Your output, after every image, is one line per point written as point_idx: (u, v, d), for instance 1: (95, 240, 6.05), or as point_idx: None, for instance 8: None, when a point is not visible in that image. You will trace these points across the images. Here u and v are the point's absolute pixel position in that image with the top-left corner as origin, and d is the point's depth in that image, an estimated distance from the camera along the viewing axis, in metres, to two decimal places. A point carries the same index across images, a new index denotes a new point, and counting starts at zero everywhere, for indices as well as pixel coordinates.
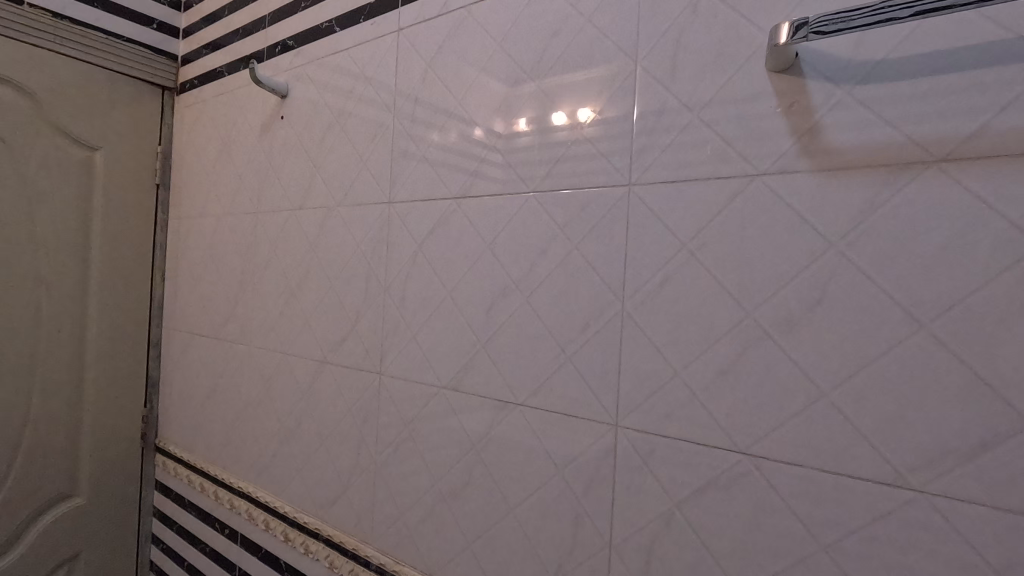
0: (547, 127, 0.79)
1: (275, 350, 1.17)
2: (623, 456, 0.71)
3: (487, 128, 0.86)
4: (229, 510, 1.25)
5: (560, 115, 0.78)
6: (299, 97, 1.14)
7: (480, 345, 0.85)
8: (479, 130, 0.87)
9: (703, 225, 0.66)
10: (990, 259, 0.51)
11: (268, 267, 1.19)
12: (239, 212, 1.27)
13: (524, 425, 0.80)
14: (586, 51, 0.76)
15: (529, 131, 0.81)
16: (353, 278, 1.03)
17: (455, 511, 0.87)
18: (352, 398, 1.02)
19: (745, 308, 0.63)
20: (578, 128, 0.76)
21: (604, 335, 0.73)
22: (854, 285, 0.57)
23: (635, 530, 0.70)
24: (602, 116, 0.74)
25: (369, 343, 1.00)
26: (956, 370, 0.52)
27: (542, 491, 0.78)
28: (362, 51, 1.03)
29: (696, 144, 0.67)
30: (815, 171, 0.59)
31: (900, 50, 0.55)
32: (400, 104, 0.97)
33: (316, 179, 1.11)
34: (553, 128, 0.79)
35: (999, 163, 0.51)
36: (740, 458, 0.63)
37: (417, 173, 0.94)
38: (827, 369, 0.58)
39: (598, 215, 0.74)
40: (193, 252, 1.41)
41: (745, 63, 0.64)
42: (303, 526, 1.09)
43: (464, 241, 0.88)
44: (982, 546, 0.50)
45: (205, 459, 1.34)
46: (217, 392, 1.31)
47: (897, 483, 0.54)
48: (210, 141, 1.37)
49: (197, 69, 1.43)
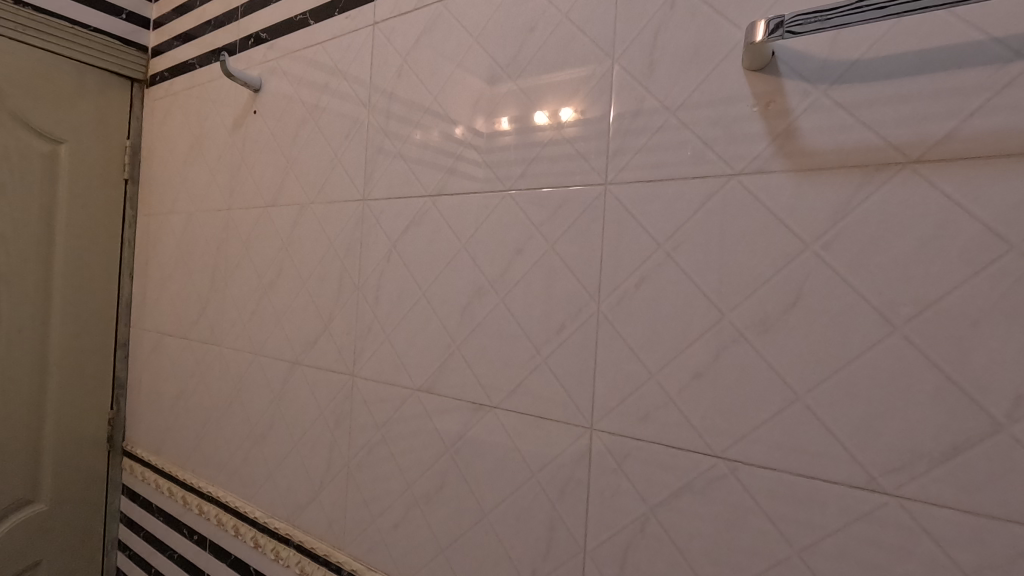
0: (528, 127, 0.78)
1: (246, 351, 1.14)
2: (598, 460, 0.70)
3: (466, 125, 0.84)
4: (197, 515, 1.21)
5: (540, 114, 0.77)
6: (273, 91, 1.11)
7: (454, 346, 0.84)
8: (458, 128, 0.85)
9: (680, 225, 0.65)
10: (962, 261, 0.50)
11: (239, 266, 1.16)
12: (211, 209, 1.24)
13: (499, 427, 0.78)
14: (564, 49, 0.75)
15: (510, 130, 0.79)
16: (326, 278, 1.01)
17: (429, 516, 0.85)
18: (325, 400, 1.00)
19: (721, 309, 0.62)
20: (560, 127, 0.75)
21: (579, 337, 0.72)
22: (829, 286, 0.56)
23: (610, 534, 0.69)
24: (583, 116, 0.73)
25: (342, 343, 0.97)
26: (929, 373, 0.51)
27: (517, 495, 0.77)
28: (338, 44, 1.01)
29: (673, 144, 0.66)
30: (791, 172, 0.59)
31: (875, 50, 0.55)
32: (375, 99, 0.95)
33: (289, 176, 1.08)
34: (534, 128, 0.77)
35: (972, 165, 0.50)
36: (715, 462, 0.62)
37: (393, 170, 0.92)
38: (802, 372, 0.57)
39: (574, 214, 0.73)
40: (163, 250, 1.37)
41: (722, 61, 0.63)
42: (273, 532, 1.06)
43: (438, 240, 0.86)
44: (953, 548, 0.50)
45: (173, 463, 1.30)
46: (187, 394, 1.27)
47: (870, 486, 0.54)
48: (181, 136, 1.33)
49: (168, 61, 1.39)
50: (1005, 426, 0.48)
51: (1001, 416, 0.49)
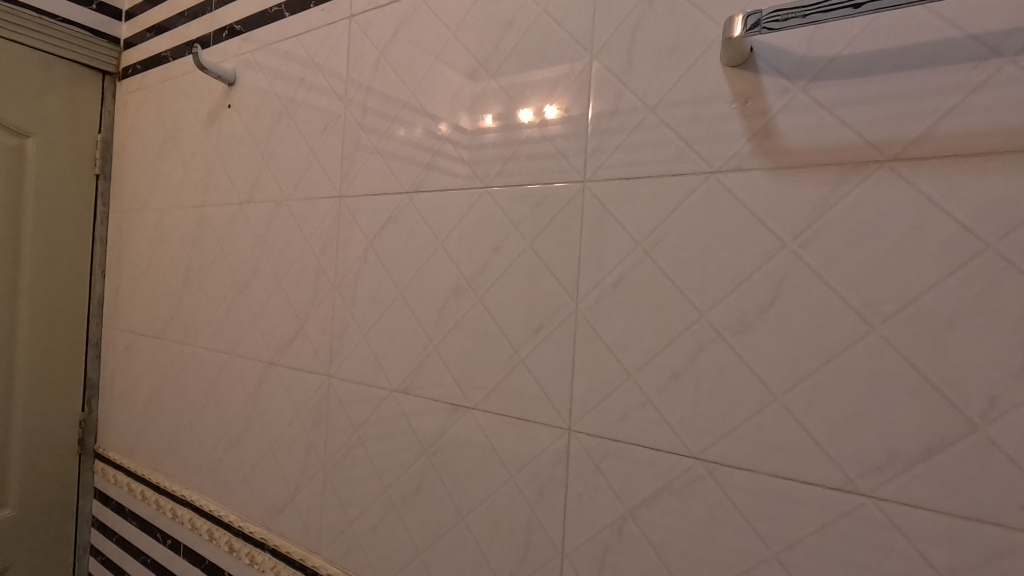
0: (513, 124, 0.76)
1: (221, 351, 1.11)
2: (576, 461, 0.69)
3: (452, 122, 0.82)
4: (171, 519, 1.18)
5: (526, 111, 0.75)
6: (248, 85, 1.08)
7: (431, 346, 0.82)
8: (443, 125, 0.82)
9: (657, 224, 0.64)
10: (938, 260, 0.50)
11: (214, 265, 1.13)
12: (184, 205, 1.21)
13: (477, 429, 0.77)
14: (542, 43, 0.74)
15: (493, 127, 0.77)
16: (302, 277, 0.99)
17: (406, 519, 0.84)
18: (301, 401, 0.98)
19: (699, 309, 0.61)
20: (545, 124, 0.73)
21: (557, 336, 0.71)
22: (807, 285, 0.56)
23: (588, 537, 0.68)
24: (567, 113, 0.71)
25: (319, 344, 0.95)
26: (906, 373, 0.51)
27: (494, 497, 0.75)
28: (314, 37, 0.98)
29: (652, 141, 0.65)
30: (769, 169, 0.58)
31: (852, 47, 0.54)
32: (352, 93, 0.93)
33: (264, 172, 1.05)
34: (519, 126, 0.75)
35: (948, 163, 0.50)
36: (693, 463, 0.61)
37: (370, 166, 0.90)
38: (779, 372, 0.57)
39: (552, 212, 0.72)
40: (136, 248, 1.34)
41: (700, 57, 0.62)
42: (248, 536, 1.04)
43: (416, 238, 0.84)
44: (929, 551, 0.50)
45: (147, 466, 1.27)
46: (160, 396, 1.24)
47: (846, 488, 0.53)
48: (153, 131, 1.30)
49: (140, 53, 1.35)
50: (980, 427, 0.48)
51: (976, 416, 0.48)
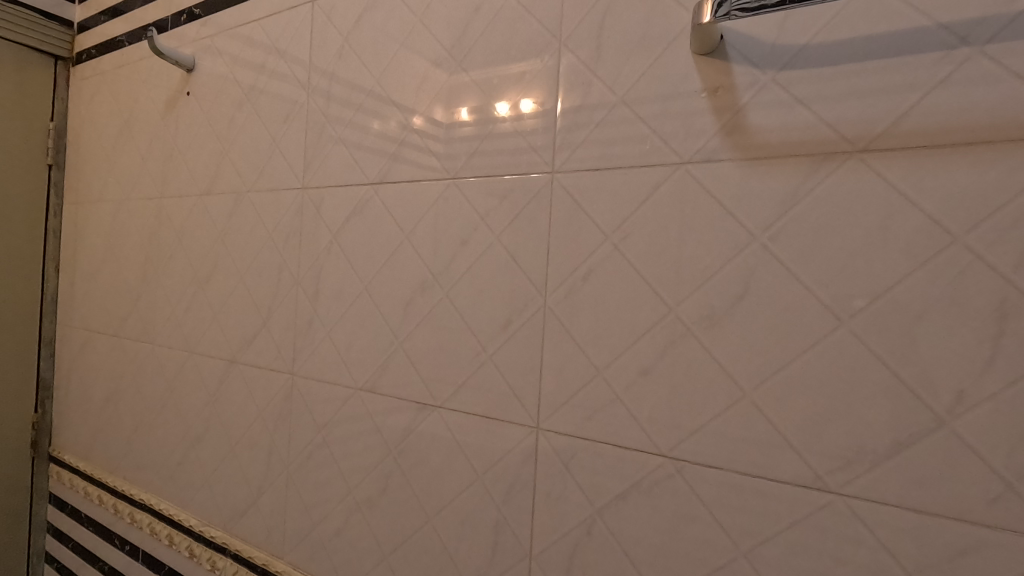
0: (488, 117, 0.72)
1: (180, 350, 1.07)
2: (544, 460, 0.67)
3: (425, 114, 0.78)
4: (129, 524, 1.14)
5: (501, 104, 0.72)
6: (207, 71, 1.04)
7: (397, 343, 0.79)
8: (418, 118, 0.79)
9: (627, 216, 0.62)
10: (907, 253, 0.49)
11: (173, 260, 1.09)
12: (142, 197, 1.16)
13: (443, 427, 0.75)
14: (509, 30, 0.71)
15: (470, 120, 0.74)
16: (263, 272, 0.95)
17: (372, 521, 0.81)
18: (264, 400, 0.94)
19: (668, 303, 0.60)
20: (519, 118, 0.70)
21: (525, 332, 0.69)
22: (776, 279, 0.54)
23: (555, 538, 0.66)
24: (543, 106, 0.68)
25: (281, 341, 0.92)
26: (874, 368, 0.50)
27: (462, 497, 0.73)
28: (275, 22, 0.94)
29: (622, 132, 0.63)
30: (739, 161, 0.57)
31: (822, 35, 0.53)
32: (315, 80, 0.89)
33: (224, 163, 1.01)
34: (495, 119, 0.72)
35: (917, 154, 0.49)
36: (662, 462, 0.60)
37: (334, 158, 0.87)
38: (748, 369, 0.56)
39: (520, 204, 0.70)
40: (91, 242, 1.28)
41: (670, 45, 0.61)
42: (209, 541, 1.00)
43: (381, 231, 0.81)
44: (897, 548, 0.49)
45: (103, 469, 1.22)
46: (117, 396, 1.19)
47: (815, 485, 0.52)
48: (109, 118, 1.24)
49: (95, 37, 1.29)
50: (947, 422, 0.47)
51: (943, 411, 0.48)
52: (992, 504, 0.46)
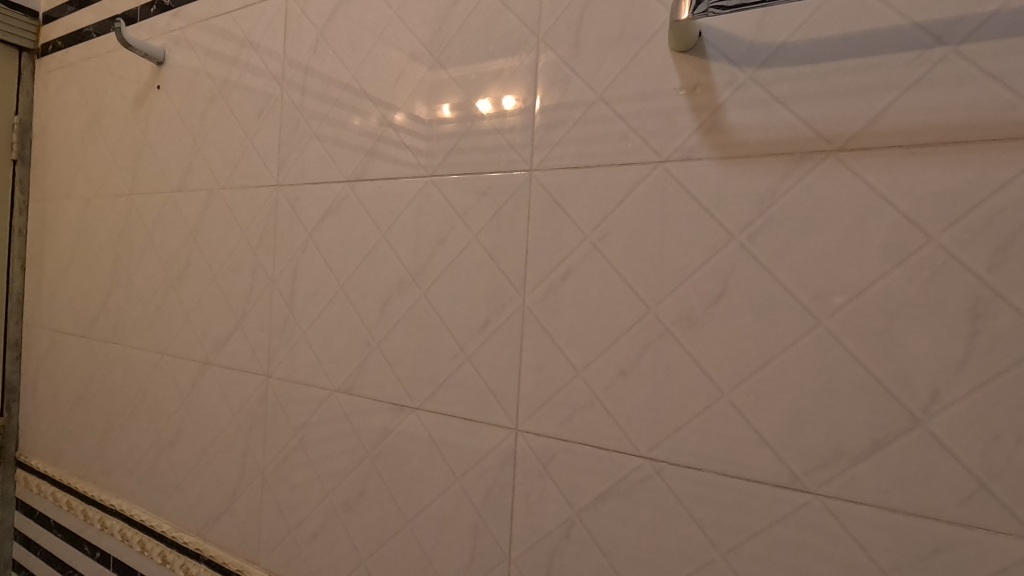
0: (470, 115, 0.71)
1: (152, 350, 1.04)
2: (523, 462, 0.66)
3: (407, 111, 0.76)
4: (100, 530, 1.10)
5: (483, 101, 0.70)
6: (178, 64, 1.01)
7: (374, 343, 0.78)
8: (399, 114, 0.77)
9: (606, 215, 0.62)
10: (884, 252, 0.49)
11: (144, 258, 1.06)
12: (112, 193, 1.12)
13: (421, 429, 0.73)
14: (488, 25, 0.70)
15: (451, 117, 0.72)
16: (237, 271, 0.92)
17: (349, 525, 0.80)
18: (238, 402, 0.92)
19: (647, 303, 0.59)
20: (501, 116, 0.69)
21: (504, 332, 0.68)
22: (754, 279, 0.54)
23: (535, 541, 0.65)
24: (522, 103, 0.67)
25: (256, 342, 0.90)
26: (851, 368, 0.50)
27: (441, 500, 0.72)
28: (248, 14, 0.92)
29: (601, 130, 0.62)
30: (717, 159, 0.56)
31: (800, 33, 0.53)
32: (289, 74, 0.87)
33: (196, 159, 0.98)
34: (477, 116, 0.70)
35: (894, 154, 0.49)
36: (641, 463, 0.59)
37: (310, 154, 0.85)
38: (726, 369, 0.55)
39: (499, 201, 0.69)
40: (59, 240, 1.24)
41: (649, 42, 0.60)
42: (182, 546, 0.97)
43: (357, 229, 0.80)
44: (873, 547, 0.49)
45: (73, 474, 1.18)
46: (87, 398, 1.15)
47: (793, 485, 0.52)
48: (77, 113, 1.20)
49: (61, 28, 1.25)
50: (923, 422, 0.48)
51: (918, 410, 0.48)
52: (966, 503, 0.46)
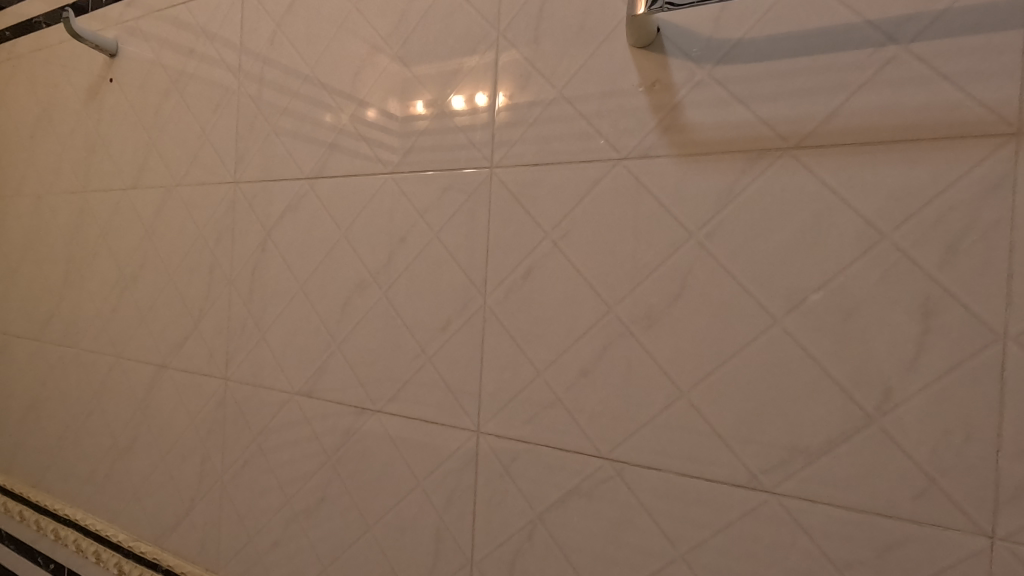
0: (444, 112, 0.69)
1: (107, 353, 1.00)
2: (485, 464, 0.65)
3: (380, 109, 0.73)
4: (54, 541, 1.06)
5: (458, 99, 0.68)
6: (132, 56, 0.97)
7: (334, 344, 0.76)
8: (372, 111, 0.74)
9: (566, 213, 0.61)
10: (838, 250, 0.49)
11: (97, 258, 1.02)
12: (64, 190, 1.08)
13: (383, 432, 0.72)
14: (448, 19, 0.68)
15: (426, 114, 0.70)
16: (194, 271, 0.90)
17: (311, 531, 0.78)
18: (196, 406, 0.89)
19: (608, 302, 0.59)
20: (475, 113, 0.66)
21: (465, 332, 0.66)
22: (712, 277, 0.54)
23: (497, 544, 0.64)
24: (483, 99, 0.66)
25: (214, 344, 0.87)
26: (806, 366, 0.50)
27: (402, 504, 0.70)
28: (204, 5, 0.89)
29: (562, 127, 0.61)
30: (675, 157, 0.56)
31: (756, 30, 0.52)
32: (246, 66, 0.85)
33: (151, 155, 0.95)
34: (453, 115, 0.68)
35: (847, 152, 0.49)
36: (602, 464, 0.59)
37: (268, 148, 0.82)
38: (685, 368, 0.55)
39: (459, 200, 0.67)
40: (9, 239, 1.19)
41: (608, 37, 0.59)
42: (139, 556, 0.94)
43: (317, 227, 0.78)
44: (828, 546, 0.49)
45: (26, 483, 1.14)
46: (39, 403, 1.11)
47: (751, 485, 0.52)
48: (27, 106, 1.15)
49: (9, 17, 1.20)
50: (876, 419, 0.48)
51: (871, 408, 0.48)
52: (918, 500, 0.46)
